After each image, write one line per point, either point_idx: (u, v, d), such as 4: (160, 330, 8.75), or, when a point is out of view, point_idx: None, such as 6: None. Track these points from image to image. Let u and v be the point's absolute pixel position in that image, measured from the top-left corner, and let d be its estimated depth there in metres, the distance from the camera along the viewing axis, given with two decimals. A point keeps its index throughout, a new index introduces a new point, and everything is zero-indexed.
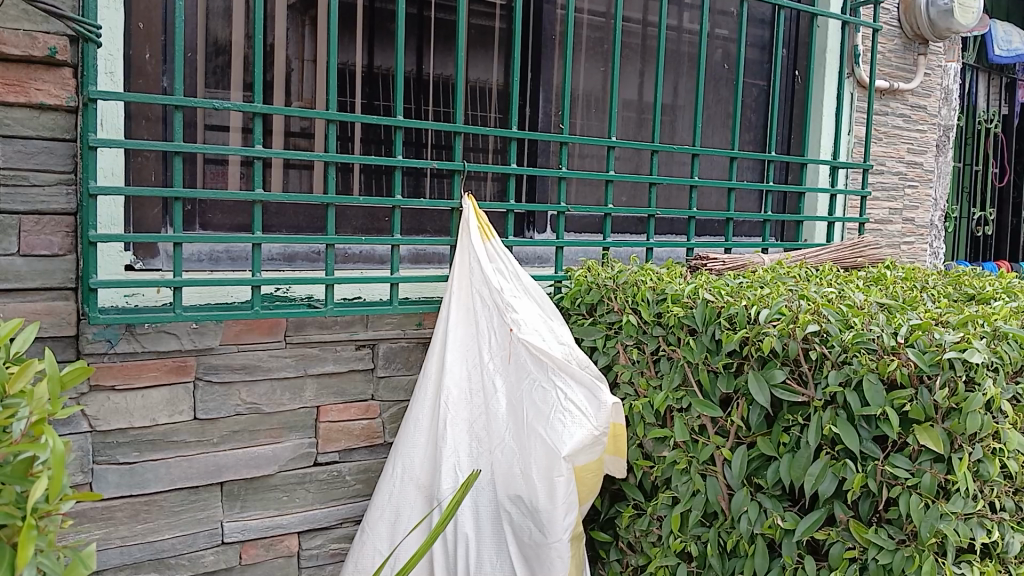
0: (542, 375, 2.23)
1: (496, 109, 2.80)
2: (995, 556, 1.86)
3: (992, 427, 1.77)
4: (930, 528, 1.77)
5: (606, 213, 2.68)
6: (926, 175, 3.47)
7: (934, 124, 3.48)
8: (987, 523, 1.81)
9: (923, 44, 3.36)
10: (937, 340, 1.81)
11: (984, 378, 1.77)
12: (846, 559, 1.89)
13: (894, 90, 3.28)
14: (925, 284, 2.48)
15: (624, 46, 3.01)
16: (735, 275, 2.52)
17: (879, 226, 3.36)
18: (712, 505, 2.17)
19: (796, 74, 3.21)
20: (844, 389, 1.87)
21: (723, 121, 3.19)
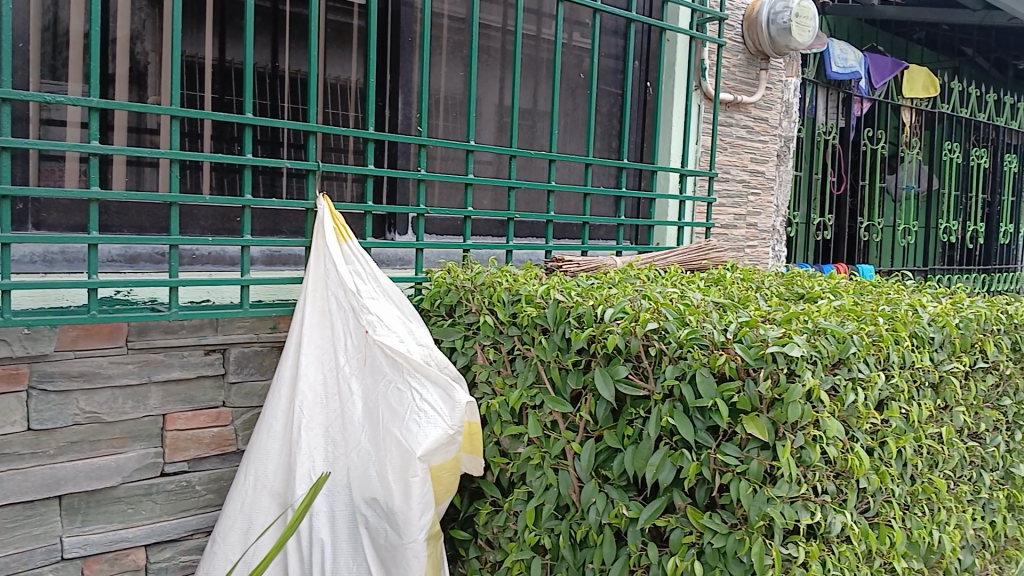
0: (397, 376, 2.23)
1: (356, 108, 2.79)
2: (819, 536, 1.96)
3: (812, 416, 1.88)
4: (759, 511, 1.88)
5: (466, 216, 2.71)
6: (767, 183, 3.72)
7: (775, 135, 3.73)
8: (811, 504, 1.93)
9: (764, 59, 3.58)
10: (762, 335, 1.93)
11: (803, 370, 1.88)
12: (684, 544, 1.98)
13: (738, 103, 3.50)
14: (760, 284, 2.66)
15: (484, 51, 3.07)
16: (588, 276, 2.62)
17: (724, 231, 3.57)
18: (565, 499, 2.24)
19: (648, 85, 3.38)
20: (680, 383, 1.98)
21: (579, 128, 3.30)
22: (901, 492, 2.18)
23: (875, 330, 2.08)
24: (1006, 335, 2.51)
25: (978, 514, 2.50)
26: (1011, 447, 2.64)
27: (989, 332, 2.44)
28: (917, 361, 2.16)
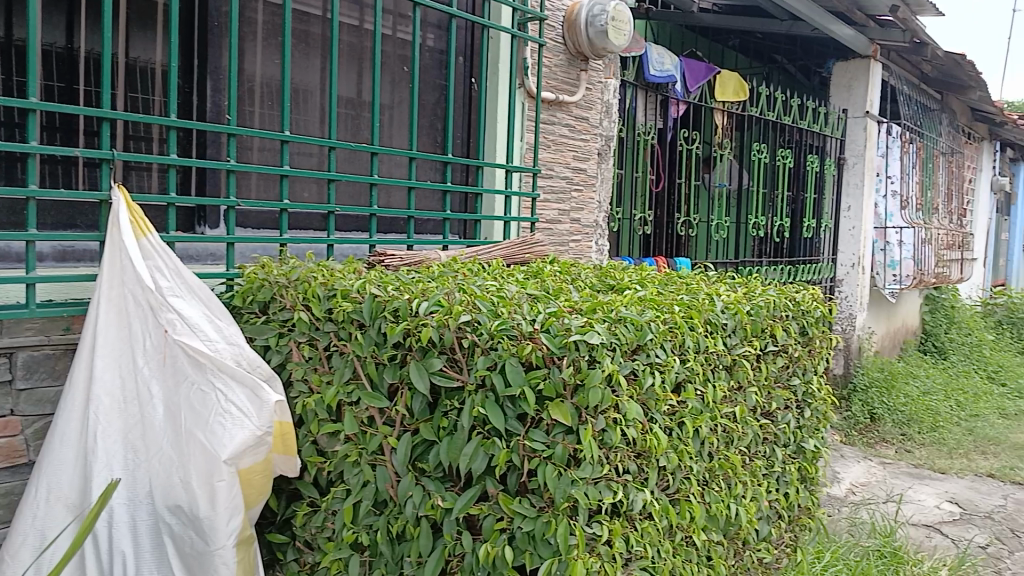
0: (200, 376, 2.13)
1: (161, 92, 2.65)
2: (622, 514, 2.04)
3: (612, 399, 1.93)
4: (563, 493, 1.91)
5: (281, 209, 2.63)
6: (589, 180, 3.88)
7: (596, 134, 3.90)
8: (613, 484, 1.99)
9: (584, 61, 3.74)
10: (566, 324, 1.96)
11: (604, 355, 1.92)
12: (496, 530, 1.99)
13: (559, 102, 3.64)
14: (576, 276, 2.76)
15: (303, 38, 3.00)
16: (409, 270, 2.61)
17: (549, 226, 3.70)
18: (382, 494, 2.22)
19: (473, 81, 3.46)
20: (490, 373, 1.95)
21: (402, 122, 3.29)
22: (700, 468, 2.29)
23: (671, 318, 2.19)
24: (794, 321, 2.73)
25: (772, 487, 2.70)
26: (801, 424, 2.86)
27: (778, 317, 2.64)
28: (710, 346, 2.29)
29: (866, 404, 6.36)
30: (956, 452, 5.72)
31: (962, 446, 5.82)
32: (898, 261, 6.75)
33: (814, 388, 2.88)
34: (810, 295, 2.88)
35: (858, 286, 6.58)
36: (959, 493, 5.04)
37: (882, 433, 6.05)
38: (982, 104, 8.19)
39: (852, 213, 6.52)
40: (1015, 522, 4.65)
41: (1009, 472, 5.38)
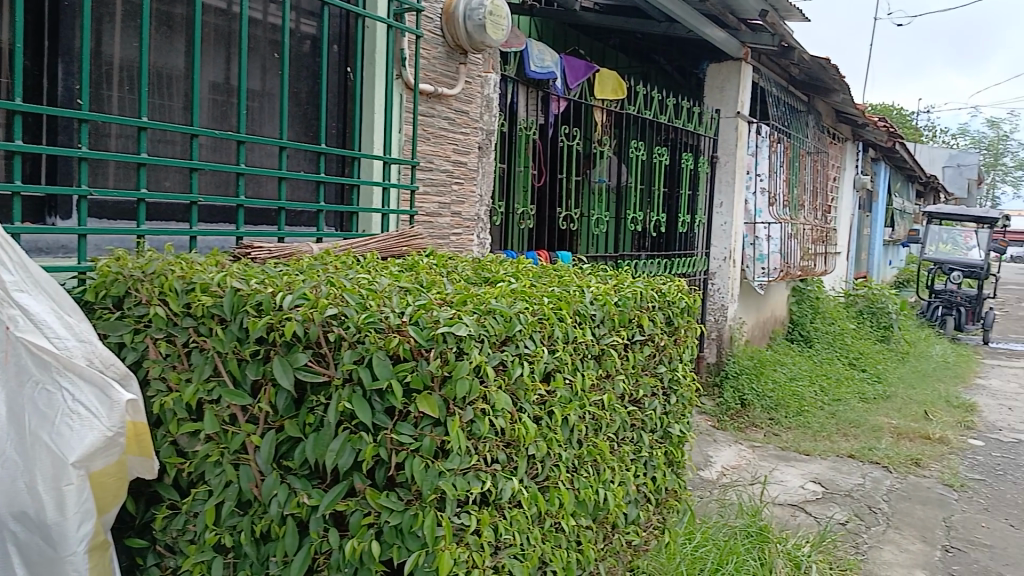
0: (44, 376, 1.99)
1: (7, 73, 2.47)
2: (491, 503, 2.06)
3: (480, 390, 1.94)
4: (431, 485, 1.90)
5: (139, 198, 2.51)
6: (470, 174, 3.88)
7: (476, 128, 3.90)
8: (482, 474, 2.01)
9: (463, 54, 3.75)
10: (434, 317, 1.92)
11: (472, 347, 1.92)
12: (363, 525, 1.95)
13: (438, 94, 3.63)
14: (452, 269, 2.76)
15: (165, 21, 2.88)
16: (278, 263, 2.53)
17: (428, 219, 3.69)
18: (246, 494, 2.14)
19: (348, 71, 3.43)
20: (357, 367, 1.89)
21: (272, 111, 3.21)
22: (569, 456, 2.35)
23: (541, 309, 2.21)
24: (660, 311, 2.85)
25: (640, 471, 2.80)
26: (668, 410, 2.98)
27: (645, 308, 2.75)
28: (579, 336, 2.35)
29: (737, 391, 6.67)
30: (819, 435, 6.09)
31: (825, 429, 6.20)
32: (766, 256, 7.20)
33: (679, 375, 3.01)
34: (676, 287, 3.00)
35: (730, 279, 6.95)
36: (822, 473, 5.37)
37: (752, 418, 6.37)
38: (844, 107, 8.73)
39: (724, 210, 6.89)
40: (871, 500, 5.00)
41: (866, 452, 5.78)
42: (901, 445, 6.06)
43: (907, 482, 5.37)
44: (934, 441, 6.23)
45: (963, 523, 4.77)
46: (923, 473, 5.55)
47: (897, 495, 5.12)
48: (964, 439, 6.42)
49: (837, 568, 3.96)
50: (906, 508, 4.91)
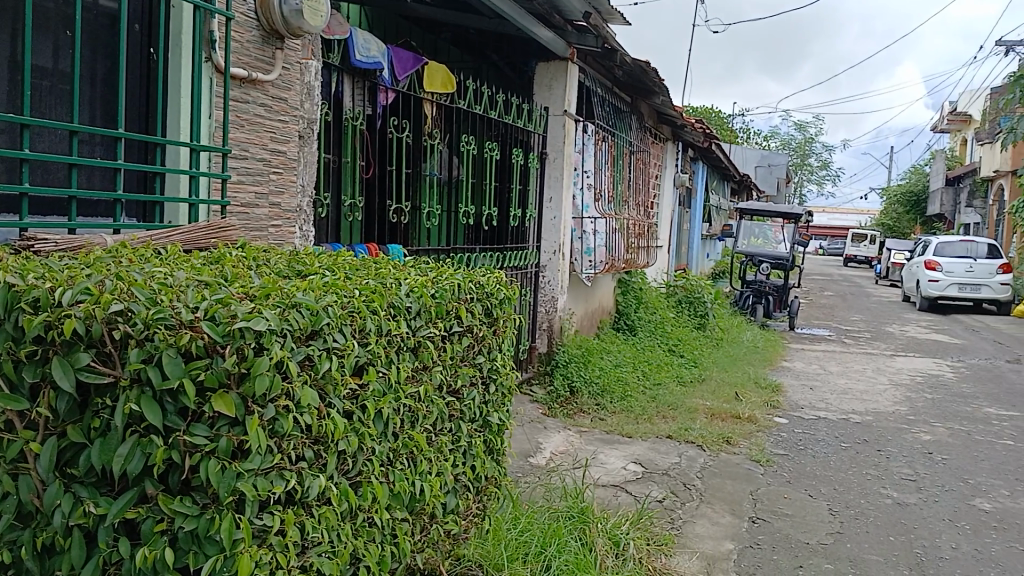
0: None
1: None
2: (297, 501, 2.02)
3: (282, 386, 1.87)
4: (228, 487, 1.83)
5: None
6: (290, 163, 3.74)
7: (296, 116, 3.77)
8: (286, 472, 1.96)
9: (279, 39, 3.62)
10: (231, 311, 1.82)
11: (272, 342, 1.84)
12: (156, 532, 1.83)
13: (252, 80, 3.48)
14: (264, 261, 2.67)
15: None
16: (64, 257, 2.33)
17: (244, 209, 3.53)
18: (26, 506, 1.93)
19: (151, 51, 3.28)
20: (145, 367, 1.75)
21: (65, 92, 2.96)
22: (383, 449, 2.34)
23: (352, 302, 2.17)
24: (478, 302, 2.89)
25: (459, 461, 2.84)
26: (486, 399, 3.03)
27: (463, 300, 2.79)
28: (392, 329, 2.33)
29: (566, 379, 6.90)
30: (641, 417, 6.44)
31: (647, 412, 6.55)
32: (592, 248, 7.49)
33: (498, 364, 3.07)
34: (494, 278, 3.07)
35: (560, 271, 7.18)
36: (643, 454, 5.66)
37: (580, 404, 6.61)
38: (664, 108, 9.24)
39: (553, 205, 7.08)
40: (686, 477, 5.34)
41: (683, 433, 6.16)
42: (714, 425, 6.51)
43: (719, 459, 5.77)
44: (742, 420, 6.75)
45: (768, 495, 5.19)
46: (733, 450, 5.99)
47: (709, 472, 5.49)
48: (769, 417, 7.00)
49: (653, 543, 4.19)
50: (717, 484, 5.27)
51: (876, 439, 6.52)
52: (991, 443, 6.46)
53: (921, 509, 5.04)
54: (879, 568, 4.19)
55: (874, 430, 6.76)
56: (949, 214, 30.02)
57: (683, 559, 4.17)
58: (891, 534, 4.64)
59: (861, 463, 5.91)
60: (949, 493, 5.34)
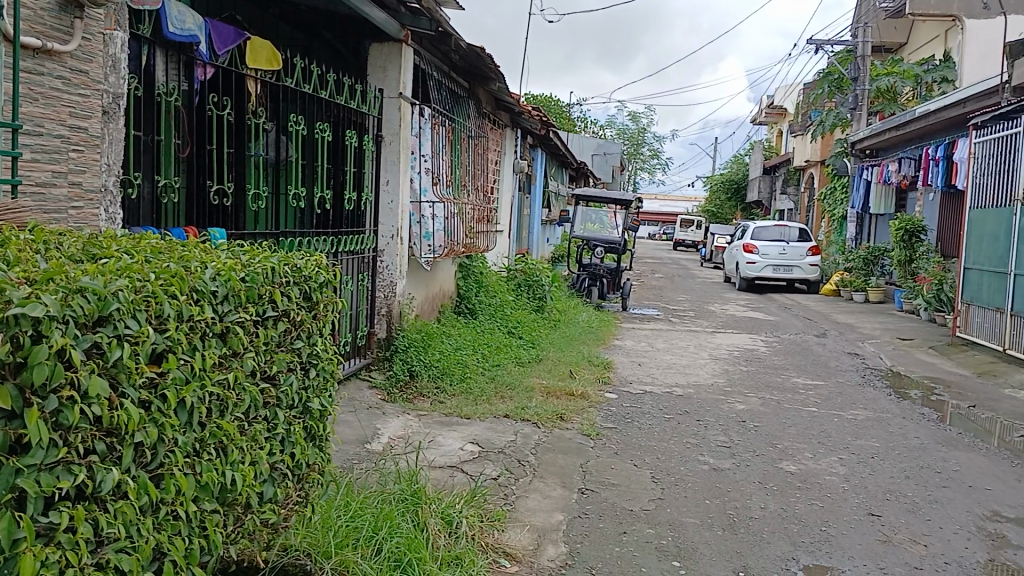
0: None
1: None
2: (87, 497, 1.92)
3: (66, 374, 1.76)
4: (6, 484, 1.69)
5: None
6: (92, 140, 3.50)
7: (99, 90, 3.52)
8: (74, 467, 1.85)
9: (79, 8, 3.38)
10: (5, 296, 1.68)
11: (52, 329, 1.73)
12: None
13: (47, 50, 3.23)
14: (55, 245, 2.48)
15: None
16: None
17: (40, 189, 3.28)
18: None
19: None
20: None
21: None
22: (187, 440, 2.26)
23: (147, 287, 2.08)
24: (295, 286, 2.86)
25: (276, 448, 2.80)
26: (306, 384, 3.00)
27: (277, 284, 2.74)
28: (194, 315, 2.25)
29: (405, 363, 6.90)
30: (479, 398, 6.54)
31: (485, 393, 6.67)
32: (431, 233, 7.51)
33: (318, 349, 3.05)
34: (313, 262, 3.04)
35: (398, 256, 7.13)
36: (480, 434, 5.77)
37: (420, 388, 6.64)
38: (501, 95, 9.38)
39: (390, 188, 7.03)
40: (520, 454, 5.49)
41: (520, 411, 6.34)
42: (550, 402, 6.73)
43: (552, 434, 5.99)
44: (576, 396, 7.03)
45: (596, 466, 5.45)
46: (565, 426, 6.24)
47: (543, 447, 5.69)
48: (600, 393, 7.34)
49: (487, 519, 4.28)
50: (549, 458, 5.48)
51: (696, 409, 6.99)
52: (796, 410, 7.09)
53: (734, 473, 5.46)
54: (696, 529, 4.50)
55: (695, 402, 7.24)
56: (766, 200, 32.48)
57: (515, 532, 4.30)
58: (707, 498, 5.00)
59: (683, 433, 6.32)
60: (759, 457, 5.81)
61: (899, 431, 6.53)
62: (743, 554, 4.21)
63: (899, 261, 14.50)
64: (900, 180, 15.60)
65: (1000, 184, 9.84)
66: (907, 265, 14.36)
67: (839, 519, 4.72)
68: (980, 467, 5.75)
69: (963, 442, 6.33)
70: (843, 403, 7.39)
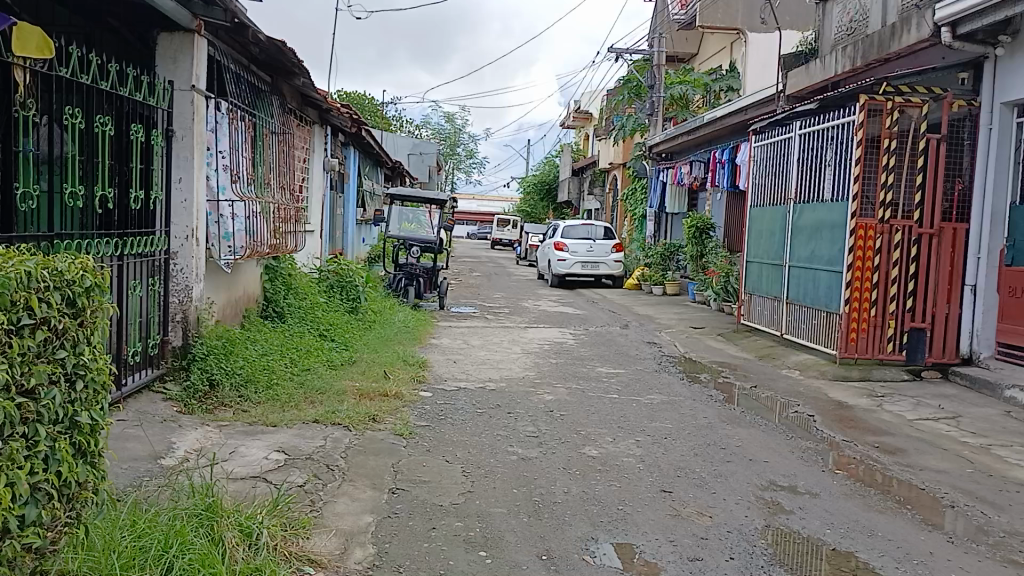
0: None
1: None
2: None
3: None
4: None
5: None
6: None
7: None
8: None
9: None
10: None
11: None
12: None
13: None
14: None
15: None
16: None
17: None
18: None
19: None
20: None
21: None
22: None
23: None
24: (55, 292, 2.64)
25: (37, 467, 2.57)
26: (72, 398, 2.77)
27: (33, 289, 2.53)
28: None
29: (204, 372, 6.55)
30: (286, 404, 6.33)
31: (293, 399, 6.47)
32: (231, 233, 7.15)
33: (85, 360, 2.83)
34: (77, 265, 2.82)
35: (193, 258, 6.74)
36: (286, 441, 5.58)
37: (221, 397, 6.32)
38: (307, 91, 9.14)
39: (183, 186, 6.64)
40: (329, 458, 5.38)
41: (330, 415, 6.20)
42: (362, 404, 6.64)
43: (363, 437, 5.91)
44: (389, 397, 6.98)
45: (408, 465, 5.45)
46: (378, 427, 6.18)
47: (353, 450, 5.60)
48: (414, 392, 7.34)
49: (290, 528, 4.14)
50: (360, 461, 5.40)
51: (507, 403, 7.18)
52: (599, 398, 7.47)
53: (540, 461, 5.65)
54: (503, 519, 4.61)
55: (507, 395, 7.43)
56: (575, 200, 33.92)
57: (321, 539, 4.19)
58: (514, 487, 5.14)
59: (493, 426, 6.46)
60: (565, 444, 6.06)
61: (690, 412, 7.06)
62: (546, 538, 4.37)
63: (693, 255, 15.65)
64: (691, 181, 16.87)
65: (775, 184, 10.89)
66: (699, 259, 15.54)
67: (635, 497, 5.02)
68: (758, 441, 6.33)
69: (745, 419, 6.95)
70: (642, 389, 7.87)
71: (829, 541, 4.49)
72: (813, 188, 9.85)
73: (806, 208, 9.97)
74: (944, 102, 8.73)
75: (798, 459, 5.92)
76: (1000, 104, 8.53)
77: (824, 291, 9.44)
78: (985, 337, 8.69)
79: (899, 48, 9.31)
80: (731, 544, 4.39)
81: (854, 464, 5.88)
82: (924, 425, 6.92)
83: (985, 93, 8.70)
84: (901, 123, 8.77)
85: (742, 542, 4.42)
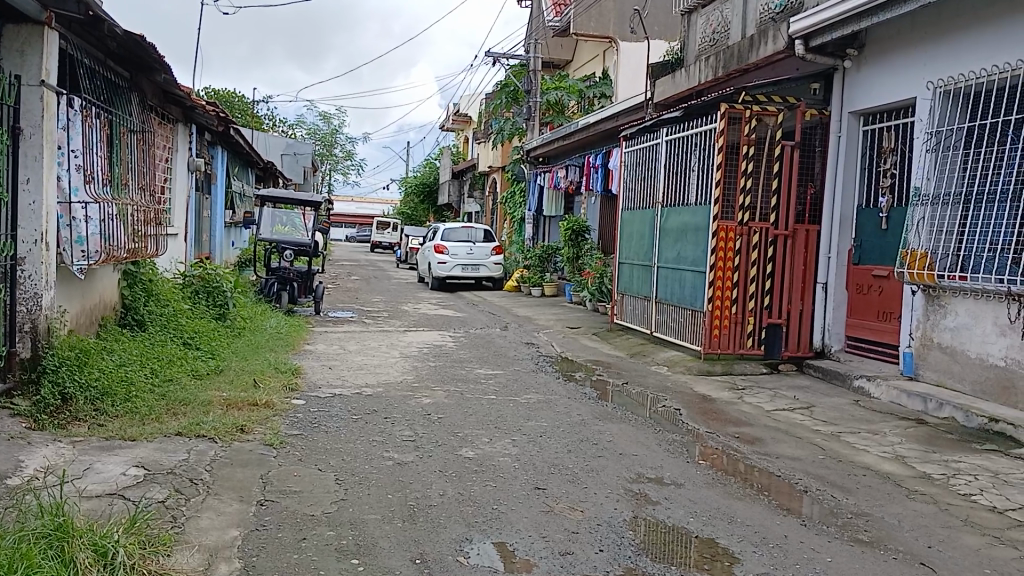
0: None
1: None
2: None
3: None
4: None
5: None
6: None
7: None
8: None
9: None
10: None
11: None
12: None
13: None
14: None
15: None
16: None
17: None
18: None
19: None
20: None
21: None
22: None
23: None
24: None
25: None
26: None
27: None
28: None
29: (56, 386, 6.14)
30: (147, 418, 6.04)
31: (153, 412, 6.17)
32: (85, 237, 6.76)
33: None
34: None
35: (43, 264, 6.30)
36: (146, 456, 5.32)
37: (75, 412, 5.96)
38: (169, 88, 8.75)
39: (32, 187, 6.21)
40: (194, 472, 5.17)
41: (194, 427, 5.96)
42: (229, 415, 6.42)
43: (231, 448, 5.72)
44: (259, 406, 6.78)
45: (278, 475, 5.32)
46: (246, 437, 6.00)
47: (219, 463, 5.41)
48: (287, 400, 7.17)
49: (150, 546, 3.95)
50: (227, 473, 5.23)
51: (384, 408, 7.12)
52: (476, 399, 7.54)
53: (416, 465, 5.64)
54: (376, 525, 4.58)
55: (383, 400, 7.37)
56: (457, 203, 33.85)
57: (184, 556, 4.02)
58: (389, 493, 5.11)
59: (369, 432, 6.40)
60: (441, 447, 6.07)
61: (564, 410, 7.24)
62: (421, 542, 4.37)
63: (569, 257, 16.02)
64: (567, 185, 17.23)
65: (644, 188, 11.31)
66: (575, 261, 15.92)
67: (509, 496, 5.11)
68: (628, 435, 6.58)
69: (616, 414, 7.20)
70: (518, 389, 8.00)
71: (692, 529, 4.72)
72: (678, 192, 10.29)
73: (673, 211, 10.41)
74: (797, 111, 9.36)
75: (664, 451, 6.19)
76: (848, 113, 9.26)
77: (689, 290, 9.89)
78: (835, 331, 9.39)
79: (757, 59, 9.90)
80: (600, 536, 4.54)
81: (716, 454, 6.20)
82: (780, 415, 7.38)
83: (834, 103, 9.40)
84: (759, 131, 9.26)
85: (611, 534, 4.58)
